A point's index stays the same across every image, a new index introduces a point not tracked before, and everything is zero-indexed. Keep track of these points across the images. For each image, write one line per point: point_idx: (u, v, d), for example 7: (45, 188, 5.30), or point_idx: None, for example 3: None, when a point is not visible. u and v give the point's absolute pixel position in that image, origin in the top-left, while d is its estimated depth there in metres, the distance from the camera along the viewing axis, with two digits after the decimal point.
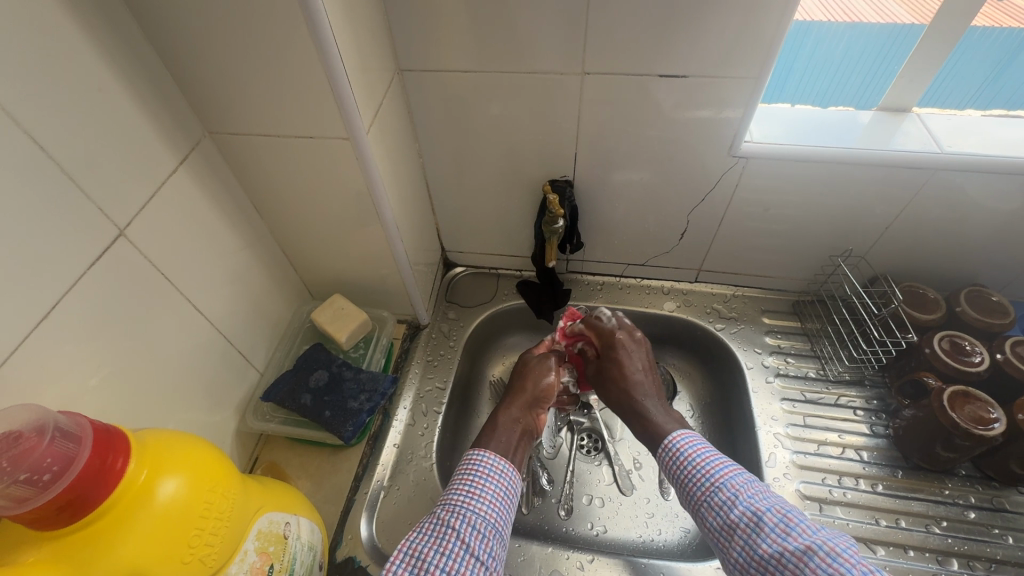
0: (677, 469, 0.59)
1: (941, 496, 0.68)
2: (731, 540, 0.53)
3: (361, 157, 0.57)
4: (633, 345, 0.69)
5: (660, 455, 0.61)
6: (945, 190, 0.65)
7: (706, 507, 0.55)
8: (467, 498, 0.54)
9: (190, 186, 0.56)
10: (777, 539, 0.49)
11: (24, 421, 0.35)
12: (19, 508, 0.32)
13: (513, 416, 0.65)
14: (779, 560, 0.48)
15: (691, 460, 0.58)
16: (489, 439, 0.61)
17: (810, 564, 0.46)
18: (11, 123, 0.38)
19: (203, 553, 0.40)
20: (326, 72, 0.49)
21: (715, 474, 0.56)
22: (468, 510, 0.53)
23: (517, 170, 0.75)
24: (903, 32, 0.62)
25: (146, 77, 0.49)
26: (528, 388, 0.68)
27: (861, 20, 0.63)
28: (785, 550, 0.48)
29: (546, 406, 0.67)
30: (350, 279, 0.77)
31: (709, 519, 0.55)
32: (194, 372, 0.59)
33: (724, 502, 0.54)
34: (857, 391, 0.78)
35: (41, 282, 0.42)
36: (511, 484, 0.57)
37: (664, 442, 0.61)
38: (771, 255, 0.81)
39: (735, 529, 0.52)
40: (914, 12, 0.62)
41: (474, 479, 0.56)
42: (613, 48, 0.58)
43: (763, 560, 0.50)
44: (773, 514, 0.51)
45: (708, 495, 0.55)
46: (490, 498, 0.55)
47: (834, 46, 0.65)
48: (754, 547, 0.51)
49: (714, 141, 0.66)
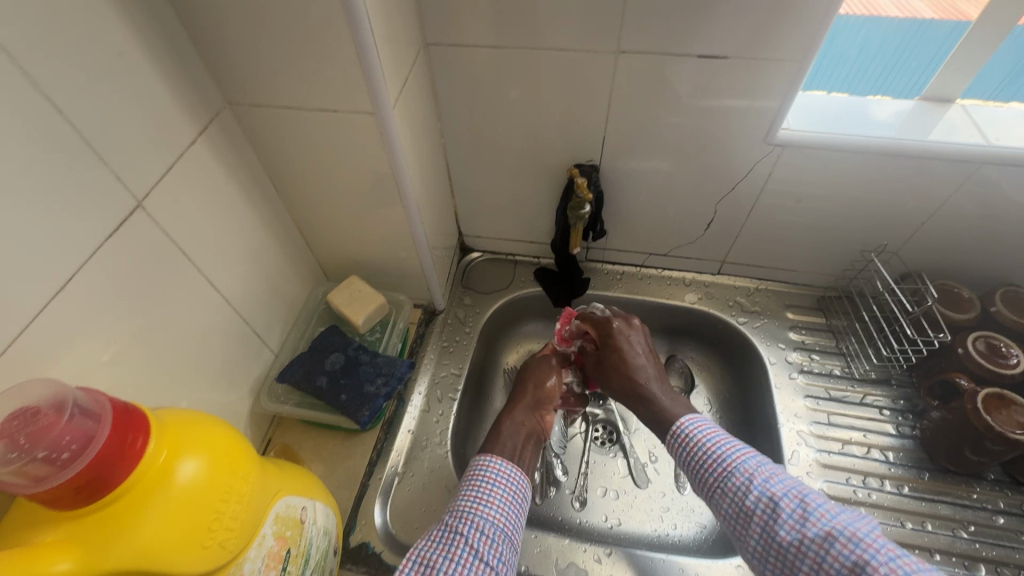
0: (689, 456, 0.57)
1: (969, 500, 0.67)
2: (748, 528, 0.50)
3: (385, 133, 0.55)
4: (629, 331, 0.69)
5: (669, 441, 0.59)
6: (988, 187, 0.63)
7: (721, 493, 0.53)
8: (476, 504, 0.53)
9: (208, 158, 0.54)
10: (796, 525, 0.47)
11: (42, 397, 0.33)
12: (37, 487, 0.31)
13: (517, 418, 0.66)
14: (799, 547, 0.46)
15: (703, 445, 0.56)
16: (495, 441, 0.62)
17: (832, 551, 0.44)
18: (29, 84, 0.36)
19: (223, 537, 0.38)
20: (353, 40, 0.46)
21: (728, 459, 0.54)
22: (477, 515, 0.51)
23: (541, 153, 0.72)
24: (924, 26, 0.62)
25: (165, 41, 0.47)
26: (529, 391, 0.70)
27: (883, 14, 0.61)
28: (805, 538, 0.46)
29: (549, 408, 0.69)
30: (367, 260, 0.75)
31: (725, 506, 0.53)
32: (209, 350, 0.57)
33: (739, 487, 0.52)
34: (883, 390, 0.76)
35: (59, 253, 0.40)
36: (519, 489, 0.56)
37: (672, 428, 0.59)
38: (799, 248, 0.78)
39: (751, 516, 0.50)
40: (932, 5, 0.61)
41: (483, 484, 0.55)
42: (651, 25, 0.55)
43: (782, 548, 0.47)
44: (790, 500, 0.49)
45: (722, 481, 0.53)
46: (500, 503, 0.54)
47: (854, 35, 0.64)
48: (771, 534, 0.48)
49: (750, 129, 0.63)
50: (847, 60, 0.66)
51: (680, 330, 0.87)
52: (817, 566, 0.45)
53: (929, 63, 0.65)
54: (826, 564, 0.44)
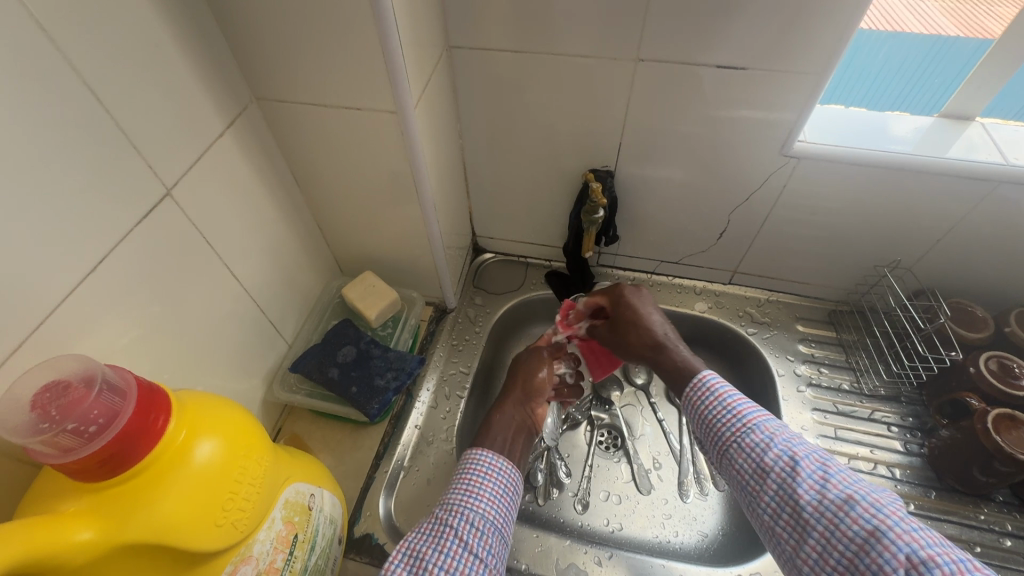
0: (703, 412, 0.57)
1: (976, 521, 0.66)
2: (763, 484, 0.50)
3: (406, 132, 0.56)
4: (644, 292, 0.70)
5: (687, 394, 0.59)
6: (1005, 205, 0.62)
7: (737, 449, 0.53)
8: (466, 496, 0.54)
9: (235, 150, 0.55)
10: (815, 485, 0.47)
11: (74, 372, 0.35)
12: (64, 457, 0.33)
13: (507, 411, 0.67)
14: (816, 507, 0.46)
15: (723, 400, 0.56)
16: (486, 436, 0.62)
17: (852, 513, 0.44)
18: (73, 75, 0.38)
19: (236, 517, 0.40)
20: (381, 41, 0.48)
21: (748, 417, 0.54)
22: (467, 508, 0.52)
23: (558, 158, 0.73)
24: (949, 43, 0.61)
25: (199, 36, 0.48)
26: (519, 385, 0.70)
27: (906, 31, 0.60)
28: (823, 499, 0.46)
29: (540, 400, 0.70)
30: (382, 256, 0.76)
31: (739, 462, 0.53)
32: (226, 338, 0.59)
33: (757, 445, 0.52)
34: (891, 407, 0.76)
35: (92, 236, 0.42)
36: (510, 482, 0.58)
37: (692, 382, 0.59)
38: (812, 261, 0.78)
39: (768, 473, 0.50)
40: (960, 25, 0.60)
41: (473, 478, 0.56)
42: (670, 35, 0.56)
43: (799, 504, 0.47)
44: (810, 462, 0.49)
45: (739, 435, 0.54)
46: (490, 496, 0.55)
47: (875, 52, 0.63)
48: (787, 491, 0.49)
49: (767, 140, 0.64)
50: (869, 73, 0.66)
51: (689, 339, 0.88)
52: (833, 527, 0.45)
53: (953, 81, 0.64)
54: (843, 525, 0.44)
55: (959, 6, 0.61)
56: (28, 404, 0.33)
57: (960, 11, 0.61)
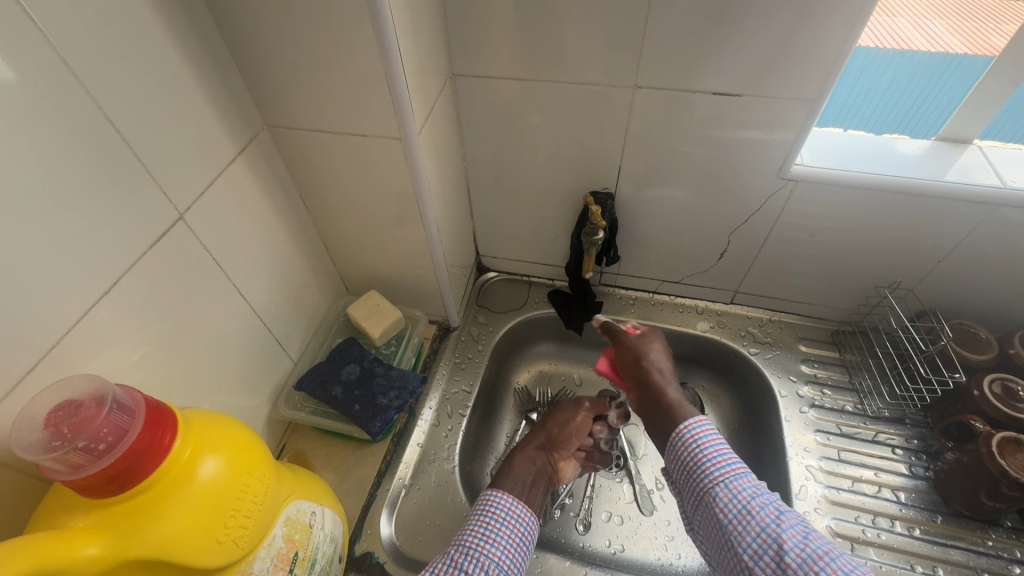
0: (685, 457, 0.61)
1: (984, 547, 0.65)
2: (747, 526, 0.55)
3: (410, 157, 0.58)
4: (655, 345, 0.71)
5: (678, 432, 0.63)
6: (1003, 228, 0.63)
7: (723, 490, 0.58)
8: (483, 541, 0.57)
9: (245, 174, 0.58)
10: (796, 534, 0.53)
11: (86, 391, 0.37)
12: (74, 473, 0.34)
13: (531, 455, 0.70)
14: (797, 552, 0.51)
15: (710, 447, 0.60)
16: (505, 478, 0.66)
17: (831, 565, 0.49)
18: (95, 107, 0.41)
19: (237, 534, 0.41)
20: (385, 72, 0.50)
21: (733, 465, 0.59)
22: (483, 554, 0.56)
23: (559, 180, 0.75)
24: (957, 61, 0.60)
25: (213, 66, 0.51)
26: (550, 430, 0.73)
27: (912, 48, 0.60)
28: (806, 547, 0.51)
29: (563, 451, 0.71)
30: (386, 276, 0.78)
31: (723, 502, 0.57)
32: (233, 357, 0.60)
33: (746, 490, 0.57)
34: (896, 429, 0.75)
35: (107, 258, 0.44)
36: (527, 530, 0.61)
37: (678, 429, 0.63)
38: (812, 281, 0.79)
39: (753, 516, 0.55)
40: (969, 42, 0.59)
41: (491, 522, 0.59)
42: (665, 62, 0.58)
43: (781, 547, 0.52)
44: (791, 516, 0.55)
45: (725, 478, 0.58)
46: (506, 543, 0.58)
47: (881, 72, 0.63)
48: (771, 535, 0.53)
49: (764, 163, 0.65)
50: (869, 100, 0.66)
51: (692, 359, 0.88)
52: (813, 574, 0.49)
53: (958, 98, 0.63)
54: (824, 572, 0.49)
55: (961, 23, 0.60)
56: (41, 422, 0.35)
57: (966, 30, 0.60)
